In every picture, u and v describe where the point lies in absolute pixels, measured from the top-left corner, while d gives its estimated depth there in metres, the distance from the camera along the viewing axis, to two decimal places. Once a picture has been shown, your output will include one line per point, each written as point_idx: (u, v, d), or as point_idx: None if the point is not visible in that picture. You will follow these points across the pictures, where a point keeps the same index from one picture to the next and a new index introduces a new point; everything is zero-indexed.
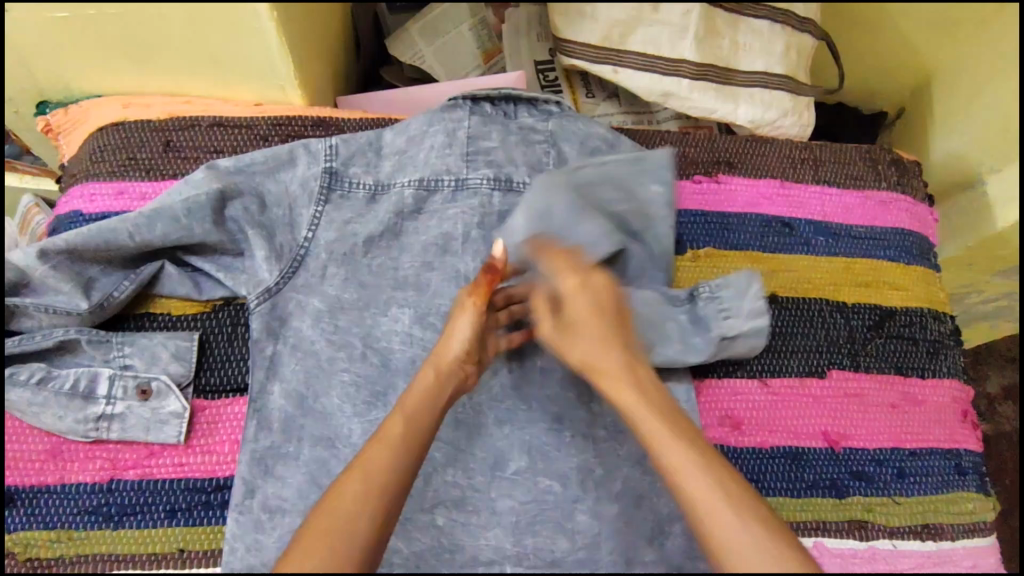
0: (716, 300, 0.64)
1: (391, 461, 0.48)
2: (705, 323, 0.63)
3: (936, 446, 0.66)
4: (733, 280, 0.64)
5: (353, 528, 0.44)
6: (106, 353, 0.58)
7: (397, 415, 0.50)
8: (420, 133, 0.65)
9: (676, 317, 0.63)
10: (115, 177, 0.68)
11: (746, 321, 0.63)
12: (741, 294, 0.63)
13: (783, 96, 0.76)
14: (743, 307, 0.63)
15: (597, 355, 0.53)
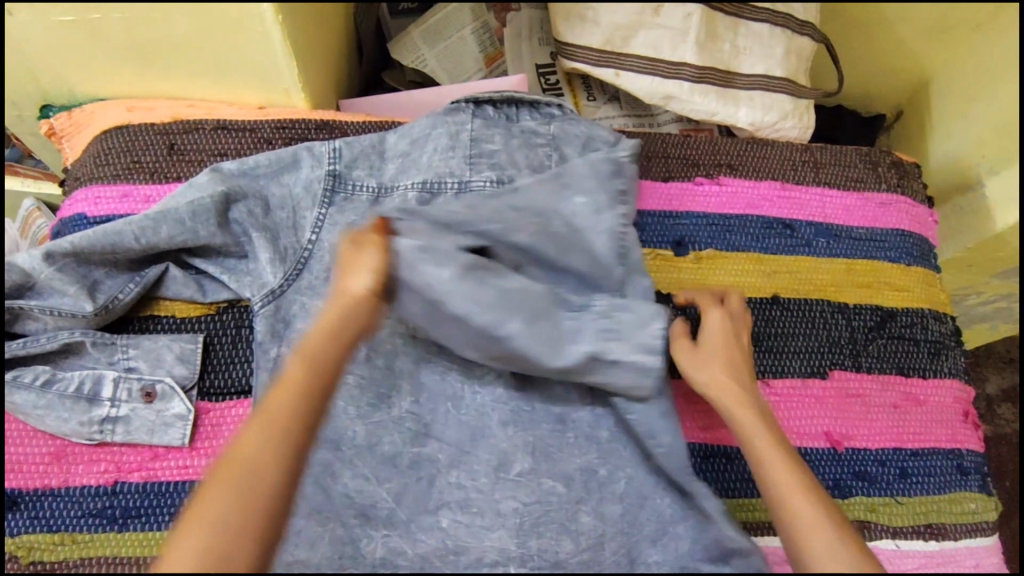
0: (606, 321, 0.58)
1: (296, 405, 0.43)
2: (582, 336, 0.57)
3: (938, 447, 0.67)
4: (637, 309, 0.58)
5: (257, 474, 0.41)
6: (111, 355, 0.58)
7: (296, 359, 0.45)
8: (423, 136, 0.67)
9: (556, 320, 0.57)
10: (120, 180, 0.68)
11: (630, 351, 0.57)
12: (639, 325, 0.58)
13: (783, 99, 0.77)
14: (638, 337, 0.57)
15: (721, 375, 0.58)
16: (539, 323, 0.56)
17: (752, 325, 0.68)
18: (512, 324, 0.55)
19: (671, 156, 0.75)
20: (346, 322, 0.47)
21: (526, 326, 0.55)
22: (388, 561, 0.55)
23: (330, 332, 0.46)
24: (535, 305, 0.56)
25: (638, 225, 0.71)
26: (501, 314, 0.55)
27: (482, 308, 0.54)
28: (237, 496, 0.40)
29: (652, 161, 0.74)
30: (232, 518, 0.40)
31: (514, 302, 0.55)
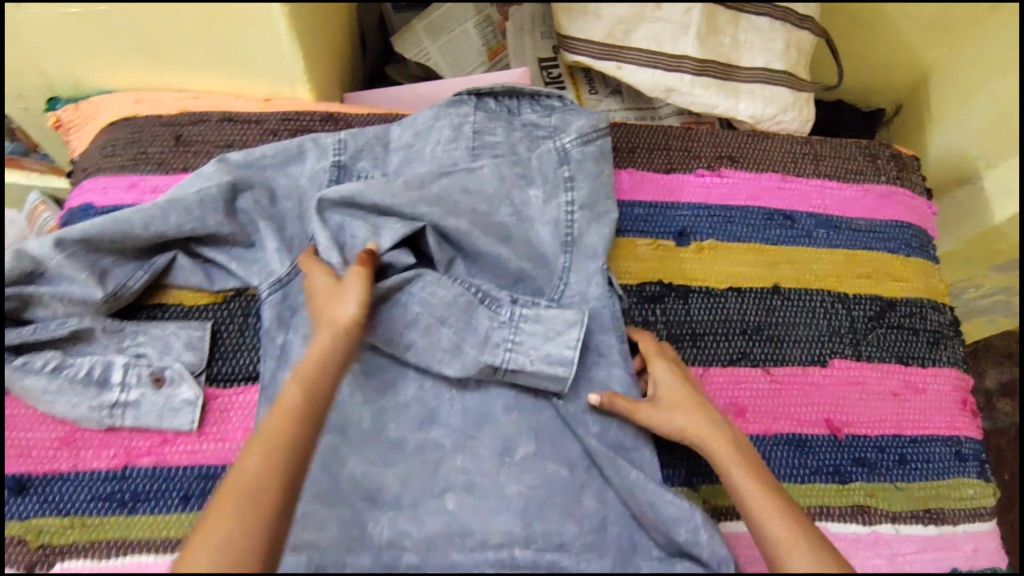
0: (513, 330, 0.61)
1: (294, 428, 0.46)
2: (485, 341, 0.61)
3: (937, 434, 0.67)
4: (549, 320, 0.61)
5: (258, 489, 0.43)
6: (120, 342, 0.59)
7: (296, 382, 0.48)
8: (427, 127, 0.68)
9: (466, 318, 0.61)
10: (127, 169, 0.67)
11: (536, 360, 0.60)
12: (550, 336, 0.60)
13: (783, 92, 0.78)
14: (545, 348, 0.60)
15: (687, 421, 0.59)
16: (437, 328, 0.61)
17: (752, 315, 0.69)
18: (410, 334, 0.60)
19: (672, 148, 0.76)
20: (340, 349, 0.51)
21: (424, 336, 0.60)
22: (396, 543, 0.55)
23: (321, 363, 0.50)
24: (445, 307, 0.61)
25: (640, 216, 0.72)
26: (391, 329, 0.60)
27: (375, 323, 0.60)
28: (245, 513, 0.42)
29: (653, 153, 0.75)
30: (237, 537, 0.41)
31: (409, 318, 0.60)
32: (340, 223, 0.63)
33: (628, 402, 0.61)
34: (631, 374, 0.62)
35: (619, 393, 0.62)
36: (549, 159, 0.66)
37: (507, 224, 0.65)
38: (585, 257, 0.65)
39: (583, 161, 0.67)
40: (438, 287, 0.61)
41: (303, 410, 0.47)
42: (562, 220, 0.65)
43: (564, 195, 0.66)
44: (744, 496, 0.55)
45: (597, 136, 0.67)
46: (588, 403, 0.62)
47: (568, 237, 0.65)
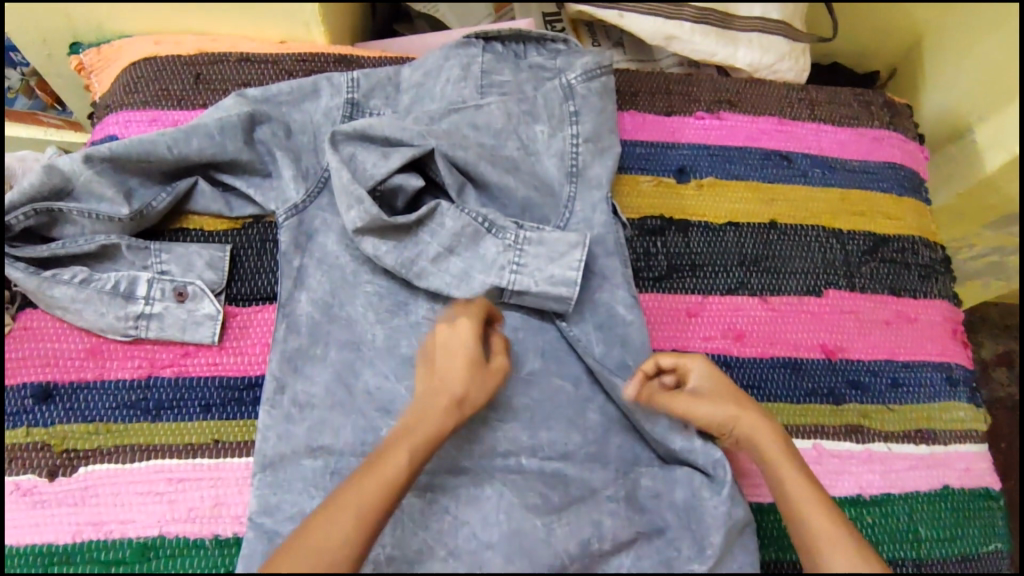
0: (518, 254, 0.62)
1: (382, 495, 0.49)
2: (492, 264, 0.63)
3: (929, 360, 0.70)
4: (552, 243, 0.62)
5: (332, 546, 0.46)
6: (145, 260, 0.61)
7: (401, 449, 0.51)
8: (437, 67, 0.70)
9: (474, 246, 0.63)
10: (150, 106, 0.71)
11: (540, 281, 0.62)
12: (553, 258, 0.62)
13: (780, 41, 0.80)
14: (549, 269, 0.62)
15: (721, 413, 0.58)
16: (447, 257, 0.63)
17: (750, 247, 0.72)
18: (422, 261, 0.63)
19: (673, 93, 0.78)
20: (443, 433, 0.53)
21: (434, 261, 0.63)
22: None
23: (429, 446, 0.52)
24: (452, 238, 0.63)
25: (641, 155, 0.74)
26: (403, 257, 0.63)
27: (388, 250, 0.62)
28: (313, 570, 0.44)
29: (655, 97, 0.78)
30: None
31: (421, 249, 0.63)
32: (349, 154, 0.65)
33: (630, 321, 0.63)
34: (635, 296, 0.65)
35: (622, 313, 0.63)
36: (555, 95, 0.69)
37: (514, 157, 0.68)
38: (590, 187, 0.68)
39: (587, 97, 0.69)
40: (448, 218, 0.63)
41: (391, 483, 0.49)
42: (568, 152, 0.68)
43: (569, 129, 0.68)
44: (790, 489, 0.54)
45: (600, 73, 0.70)
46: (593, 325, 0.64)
47: (573, 168, 0.68)
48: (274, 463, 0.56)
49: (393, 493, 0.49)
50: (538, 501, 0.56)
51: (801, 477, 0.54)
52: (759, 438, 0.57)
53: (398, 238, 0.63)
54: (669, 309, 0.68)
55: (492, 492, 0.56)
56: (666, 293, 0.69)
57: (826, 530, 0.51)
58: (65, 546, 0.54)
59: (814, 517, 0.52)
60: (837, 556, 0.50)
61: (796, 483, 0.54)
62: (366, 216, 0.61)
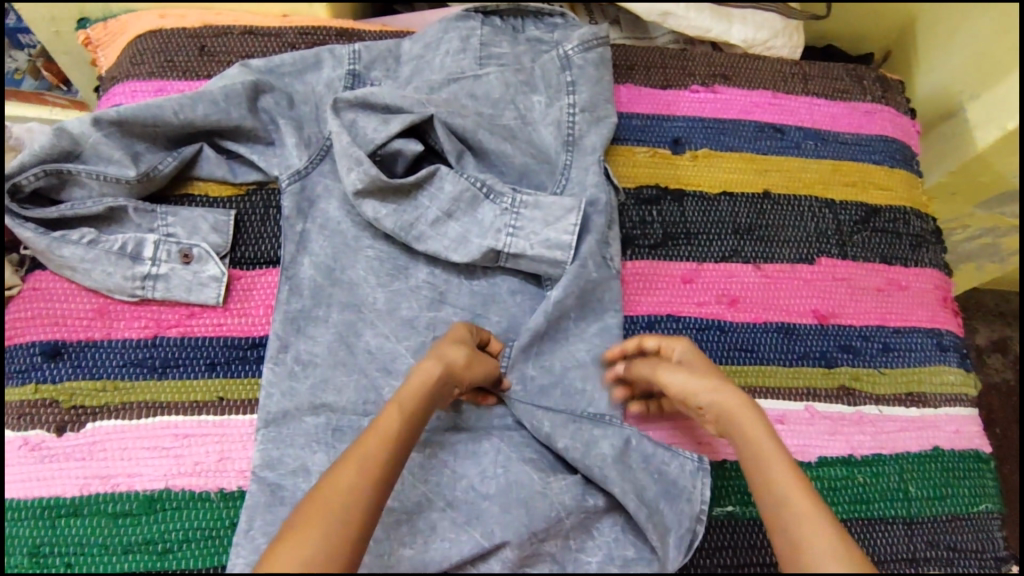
0: (515, 217, 0.64)
1: (386, 451, 0.49)
2: (488, 228, 0.64)
3: (919, 326, 0.71)
4: (549, 208, 0.64)
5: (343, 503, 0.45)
6: (151, 222, 0.62)
7: (395, 408, 0.51)
8: (436, 39, 0.72)
9: (473, 211, 0.65)
10: (155, 77, 0.71)
11: (537, 244, 0.64)
12: (549, 222, 0.64)
13: (773, 18, 0.83)
14: (545, 233, 0.64)
15: (695, 384, 0.55)
16: (446, 221, 0.65)
17: (744, 217, 0.73)
18: (421, 227, 0.65)
19: (669, 67, 0.80)
20: (436, 390, 0.53)
21: (432, 224, 0.65)
22: None
23: (421, 405, 0.52)
24: (451, 203, 0.65)
25: (638, 127, 0.76)
26: (403, 220, 0.64)
27: (387, 213, 0.64)
28: (334, 530, 0.44)
29: (651, 71, 0.79)
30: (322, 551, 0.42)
31: (420, 213, 0.65)
32: (352, 120, 0.67)
33: (595, 279, 0.64)
34: (603, 253, 0.65)
35: (591, 268, 0.63)
36: (553, 66, 0.71)
37: (512, 126, 0.70)
38: (585, 154, 0.69)
39: (584, 67, 0.71)
40: (447, 183, 0.65)
41: (391, 439, 0.49)
42: (564, 121, 0.70)
43: (566, 98, 0.70)
44: (766, 464, 0.50)
45: (596, 44, 0.71)
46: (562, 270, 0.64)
47: (569, 137, 0.70)
48: (277, 419, 0.57)
49: (395, 451, 0.49)
50: (535, 456, 0.58)
51: (779, 450, 0.51)
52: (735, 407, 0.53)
53: (397, 200, 0.65)
54: (659, 277, 0.69)
55: (490, 447, 0.57)
56: (661, 260, 0.70)
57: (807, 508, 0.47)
58: (73, 499, 0.55)
59: (794, 495, 0.48)
60: (820, 532, 0.46)
61: (775, 457, 0.50)
62: (364, 177, 0.63)
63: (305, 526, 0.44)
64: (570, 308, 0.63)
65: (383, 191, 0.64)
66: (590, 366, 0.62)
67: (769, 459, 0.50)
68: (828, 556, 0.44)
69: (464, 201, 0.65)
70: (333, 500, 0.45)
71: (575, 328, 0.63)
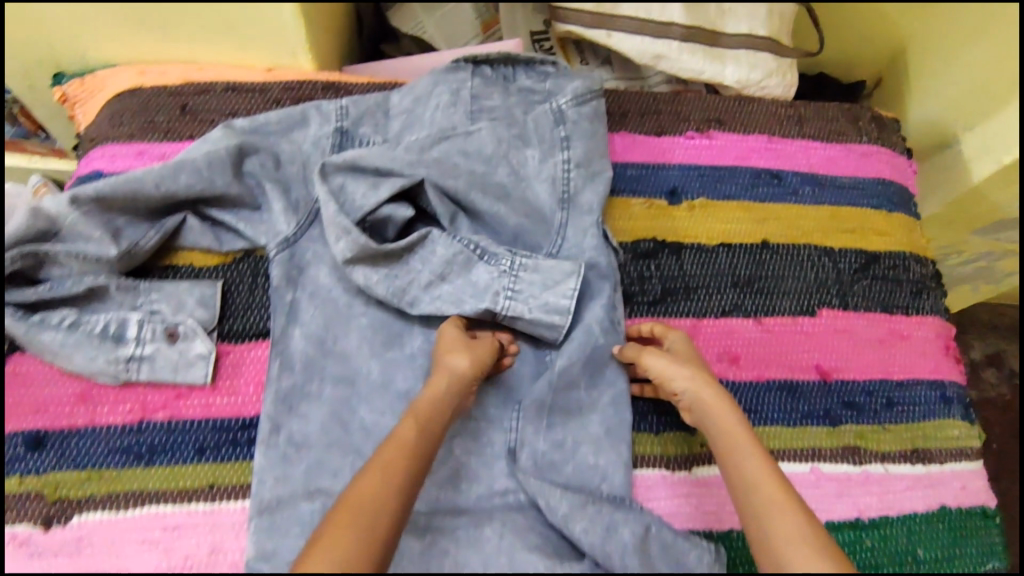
0: (513, 280, 0.63)
1: (409, 460, 0.51)
2: (486, 290, 0.63)
3: (923, 378, 0.70)
4: (548, 272, 0.63)
5: (376, 505, 0.48)
6: (134, 300, 0.60)
7: (409, 420, 0.54)
8: (426, 93, 0.71)
9: (466, 273, 0.63)
10: (136, 139, 0.69)
11: (534, 308, 0.62)
12: (548, 285, 0.63)
13: (767, 58, 0.81)
14: (544, 296, 0.62)
15: (672, 372, 0.60)
16: (439, 283, 0.64)
17: (743, 268, 0.72)
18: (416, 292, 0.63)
19: (663, 112, 0.78)
20: (446, 399, 0.57)
21: (427, 286, 0.63)
22: None
23: (435, 415, 0.55)
24: (444, 265, 0.63)
25: (632, 176, 0.74)
26: (396, 286, 0.63)
27: (380, 279, 0.62)
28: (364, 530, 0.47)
29: (644, 117, 0.77)
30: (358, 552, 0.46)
31: (411, 278, 0.63)
32: (339, 185, 0.65)
33: (600, 345, 0.64)
34: (609, 318, 0.65)
35: (598, 333, 0.64)
36: (547, 120, 0.70)
37: (505, 183, 0.69)
38: (580, 212, 0.69)
39: (578, 122, 0.71)
40: (438, 246, 0.64)
41: (410, 449, 0.52)
42: (559, 177, 0.69)
43: (560, 154, 0.70)
44: (737, 457, 0.56)
45: (591, 98, 0.71)
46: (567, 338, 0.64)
47: (564, 194, 0.69)
48: (271, 507, 0.55)
49: (418, 458, 0.52)
50: (539, 539, 0.56)
51: (751, 444, 0.56)
52: (710, 407, 0.59)
53: (387, 264, 0.63)
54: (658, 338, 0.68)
55: (492, 531, 0.56)
56: (660, 317, 0.69)
57: (774, 499, 0.53)
58: None
59: (761, 488, 0.54)
60: (783, 520, 0.52)
61: (745, 450, 0.56)
62: (351, 247, 0.61)
63: (335, 530, 0.47)
64: (578, 376, 0.63)
65: (374, 258, 0.63)
66: (605, 440, 0.61)
67: (741, 454, 0.56)
68: (791, 540, 0.51)
69: (461, 263, 0.63)
70: (362, 503, 0.48)
71: (586, 397, 0.63)
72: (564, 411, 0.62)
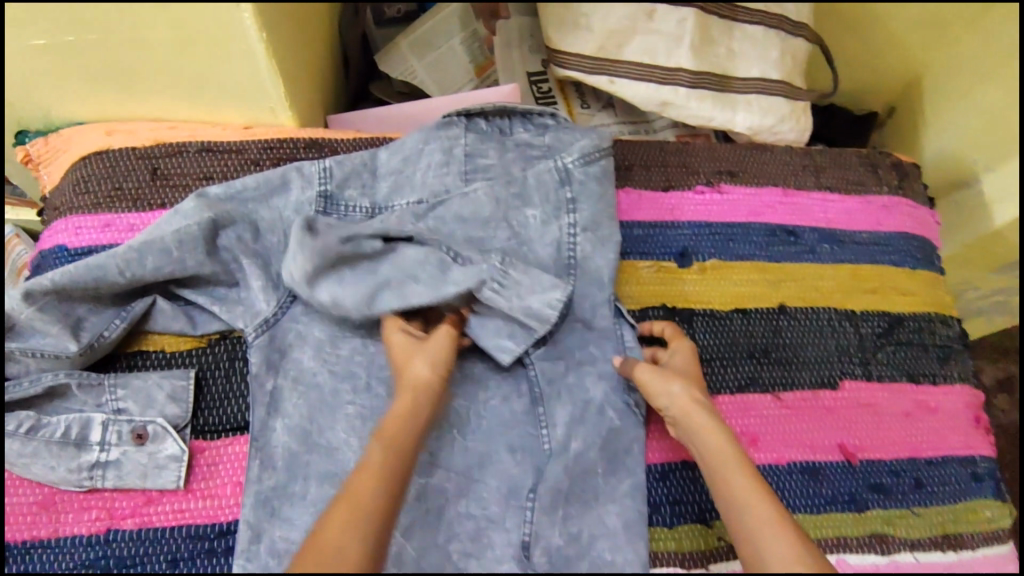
0: (502, 274, 0.60)
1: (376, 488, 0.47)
2: (470, 275, 0.60)
3: (952, 454, 0.66)
4: (537, 276, 0.61)
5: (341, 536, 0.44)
6: (98, 398, 0.55)
7: (375, 443, 0.50)
8: (416, 151, 0.65)
9: (441, 274, 0.60)
10: (102, 209, 0.64)
11: (515, 308, 0.60)
12: (535, 290, 0.61)
13: (780, 102, 0.77)
14: (529, 299, 0.60)
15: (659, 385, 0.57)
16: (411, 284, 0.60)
17: (760, 336, 0.67)
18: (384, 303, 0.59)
19: (670, 164, 0.73)
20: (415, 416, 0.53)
21: (396, 292, 0.60)
22: None
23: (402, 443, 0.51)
24: (416, 267, 0.61)
25: (641, 237, 0.69)
26: (365, 293, 0.59)
27: (346, 290, 0.58)
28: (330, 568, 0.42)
29: (651, 171, 0.72)
30: None
31: (381, 280, 0.60)
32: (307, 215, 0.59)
33: (617, 428, 0.59)
34: (625, 401, 0.61)
35: (613, 416, 0.60)
36: (551, 181, 0.65)
37: (504, 248, 0.64)
38: (589, 281, 0.64)
39: (585, 182, 0.66)
40: (409, 253, 0.61)
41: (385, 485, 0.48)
42: (564, 242, 0.65)
43: (566, 217, 0.65)
44: (725, 474, 0.54)
45: (598, 155, 0.66)
46: (580, 420, 0.59)
47: (570, 259, 0.64)
48: None
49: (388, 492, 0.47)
50: None
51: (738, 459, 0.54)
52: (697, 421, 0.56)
53: (353, 272, 0.60)
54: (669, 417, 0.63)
55: None
56: None
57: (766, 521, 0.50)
58: None
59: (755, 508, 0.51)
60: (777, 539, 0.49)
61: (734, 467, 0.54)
62: (314, 260, 0.57)
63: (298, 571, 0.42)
64: (587, 466, 0.58)
65: (341, 268, 0.59)
66: (622, 535, 0.56)
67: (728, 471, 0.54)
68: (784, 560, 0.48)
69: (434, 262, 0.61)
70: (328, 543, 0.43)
71: (594, 491, 0.58)
72: (579, 501, 0.57)
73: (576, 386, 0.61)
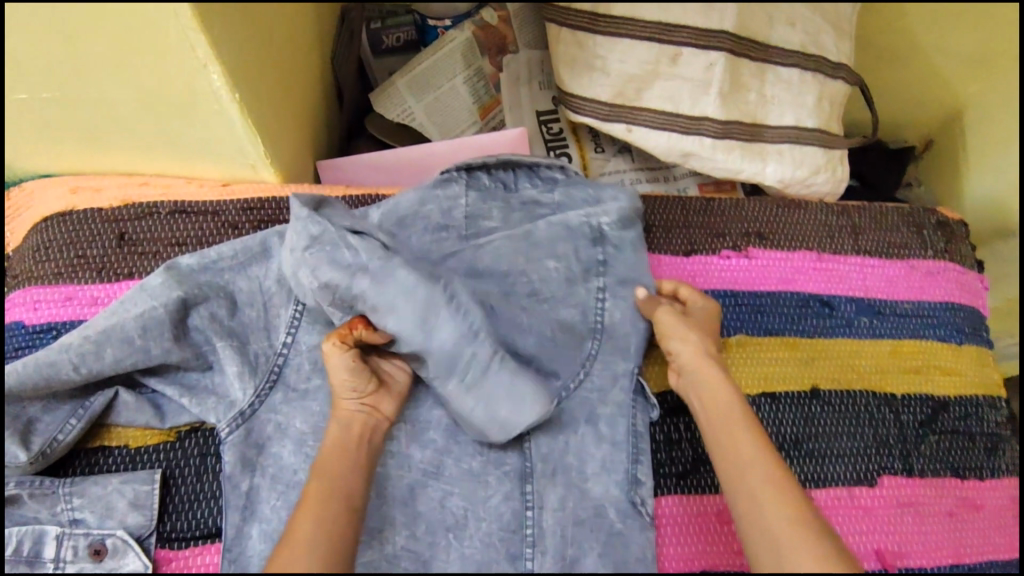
0: (479, 374, 0.53)
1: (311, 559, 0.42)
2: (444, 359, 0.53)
3: (998, 559, 0.60)
4: (521, 387, 0.53)
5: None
6: (53, 507, 0.50)
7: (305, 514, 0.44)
8: (411, 213, 0.58)
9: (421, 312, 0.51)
10: (62, 280, 0.58)
11: (477, 410, 0.53)
12: (510, 401, 0.53)
13: (816, 151, 0.69)
14: (497, 408, 0.53)
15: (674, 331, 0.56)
16: (386, 308, 0.51)
17: (790, 425, 0.60)
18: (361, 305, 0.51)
19: (693, 225, 0.66)
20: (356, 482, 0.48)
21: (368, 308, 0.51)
22: None
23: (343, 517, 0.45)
24: (397, 290, 0.51)
25: None
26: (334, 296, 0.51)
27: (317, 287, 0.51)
28: None
29: (671, 232, 0.66)
30: None
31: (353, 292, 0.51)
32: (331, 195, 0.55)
33: (612, 534, 0.54)
34: (629, 499, 0.55)
35: (611, 517, 0.54)
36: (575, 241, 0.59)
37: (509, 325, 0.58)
38: (603, 359, 0.58)
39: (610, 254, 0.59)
40: (402, 270, 0.52)
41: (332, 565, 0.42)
42: (591, 306, 0.59)
43: (583, 289, 0.59)
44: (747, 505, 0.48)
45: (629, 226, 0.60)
46: (570, 522, 0.54)
47: (586, 337, 0.58)
48: None
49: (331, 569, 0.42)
50: None
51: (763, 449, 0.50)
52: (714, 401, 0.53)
53: (332, 268, 0.51)
54: (682, 521, 0.57)
55: None
56: (691, 496, 0.58)
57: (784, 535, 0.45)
58: None
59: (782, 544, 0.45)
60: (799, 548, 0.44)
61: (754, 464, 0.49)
62: (298, 230, 0.52)
63: None
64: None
65: (325, 255, 0.51)
66: None
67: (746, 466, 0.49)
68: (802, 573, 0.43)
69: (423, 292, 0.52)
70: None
71: None
72: None
73: (575, 468, 0.55)
